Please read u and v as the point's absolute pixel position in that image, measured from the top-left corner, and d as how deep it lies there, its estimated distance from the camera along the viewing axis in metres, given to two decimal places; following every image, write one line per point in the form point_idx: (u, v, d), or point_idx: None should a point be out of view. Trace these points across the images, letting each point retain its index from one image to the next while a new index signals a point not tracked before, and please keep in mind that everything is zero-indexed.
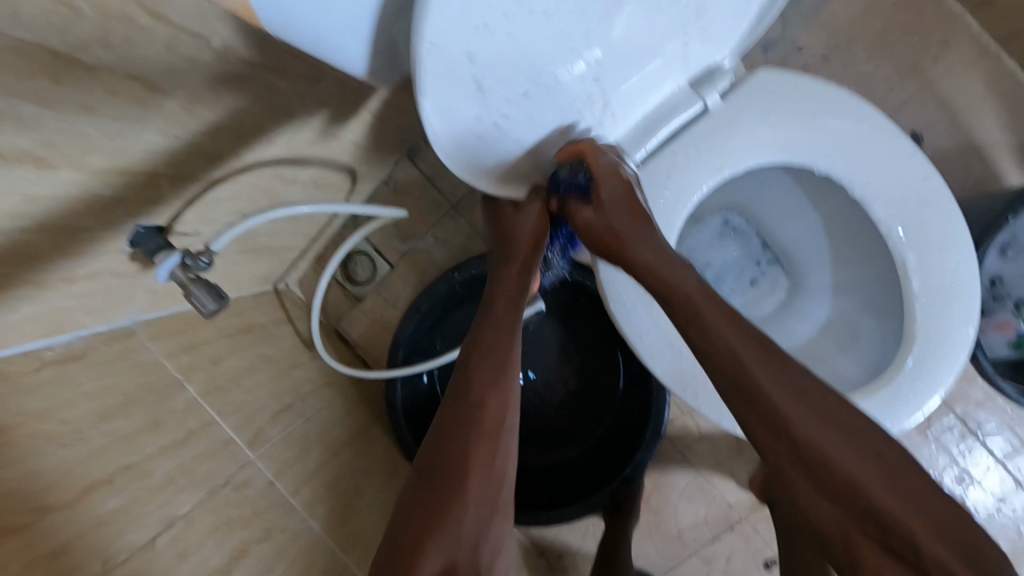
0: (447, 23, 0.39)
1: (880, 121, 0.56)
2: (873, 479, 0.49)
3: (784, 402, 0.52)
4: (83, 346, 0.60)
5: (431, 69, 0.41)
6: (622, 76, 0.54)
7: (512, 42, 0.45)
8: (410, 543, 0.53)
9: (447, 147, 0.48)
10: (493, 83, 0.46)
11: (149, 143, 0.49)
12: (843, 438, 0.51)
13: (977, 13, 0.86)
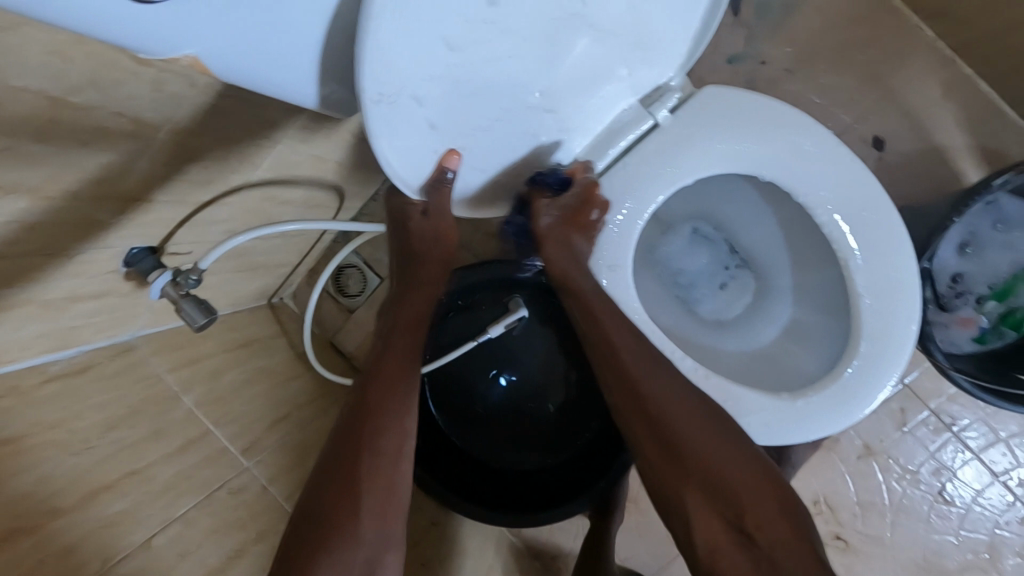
0: (395, 78, 0.42)
1: (820, 133, 0.60)
2: (745, 492, 0.53)
3: (675, 416, 0.57)
4: (88, 359, 0.66)
5: (382, 122, 0.44)
6: (576, 100, 0.58)
7: (459, 85, 0.47)
8: (313, 534, 0.53)
9: (405, 178, 0.51)
10: (444, 120, 0.49)
11: (141, 172, 0.54)
12: (721, 452, 0.55)
13: (931, 23, 0.89)
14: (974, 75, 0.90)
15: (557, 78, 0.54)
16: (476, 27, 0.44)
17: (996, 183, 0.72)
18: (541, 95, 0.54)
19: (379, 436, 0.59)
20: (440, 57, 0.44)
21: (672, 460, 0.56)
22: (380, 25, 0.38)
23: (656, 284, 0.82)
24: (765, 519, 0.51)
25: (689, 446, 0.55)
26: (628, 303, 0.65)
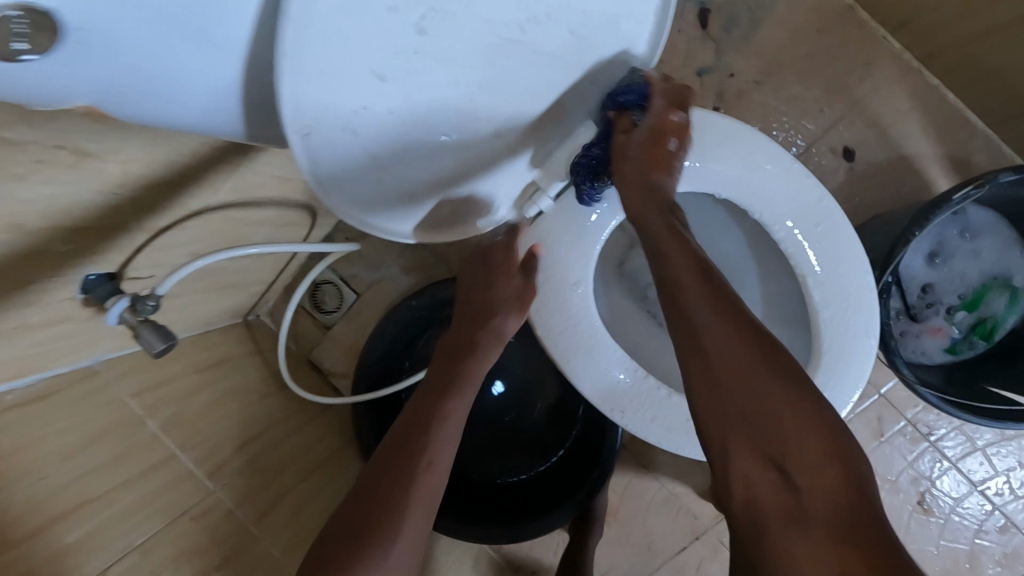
0: (320, 109, 0.42)
1: (775, 150, 0.60)
2: (804, 450, 0.45)
3: (729, 355, 0.47)
4: (46, 387, 0.64)
5: (309, 153, 0.44)
6: (533, 130, 0.57)
7: (397, 115, 0.46)
8: (359, 530, 0.53)
9: (345, 205, 0.51)
10: (385, 151, 0.48)
11: (89, 201, 0.53)
12: (781, 398, 0.46)
13: (896, 35, 0.89)
14: (941, 85, 0.90)
15: (515, 108, 0.53)
16: (409, 58, 0.43)
17: (956, 199, 0.70)
18: (493, 124, 0.53)
19: (425, 467, 0.57)
20: (371, 89, 0.43)
21: (722, 409, 0.47)
22: (295, 59, 0.38)
23: (621, 298, 0.83)
24: (821, 476, 0.44)
25: (743, 391, 0.46)
26: (589, 322, 0.65)
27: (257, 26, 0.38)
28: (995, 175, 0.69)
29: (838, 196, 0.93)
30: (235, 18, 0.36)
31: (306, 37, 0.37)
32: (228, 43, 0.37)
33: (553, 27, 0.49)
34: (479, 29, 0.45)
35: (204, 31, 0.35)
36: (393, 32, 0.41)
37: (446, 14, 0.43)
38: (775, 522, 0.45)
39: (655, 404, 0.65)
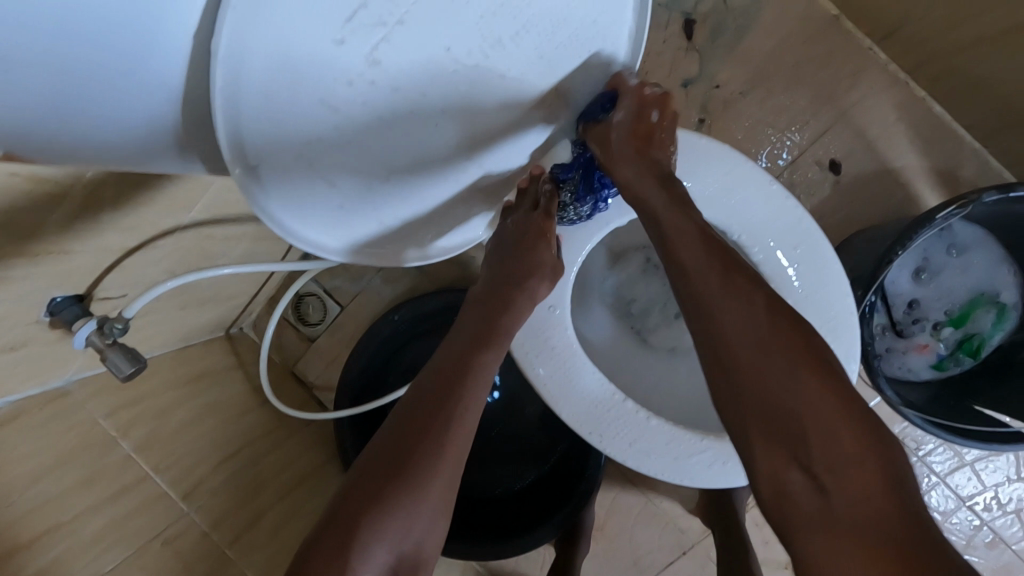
0: (267, 146, 0.40)
1: (754, 170, 0.59)
2: (836, 447, 0.40)
3: (747, 342, 0.44)
4: (14, 411, 0.62)
5: (262, 191, 0.42)
6: (501, 151, 0.55)
7: (356, 145, 0.44)
8: (368, 490, 0.47)
9: (307, 237, 0.48)
10: (346, 181, 0.46)
11: (49, 226, 0.52)
12: (803, 389, 0.42)
13: (883, 46, 0.88)
14: (928, 96, 0.89)
15: (481, 129, 0.51)
16: (363, 88, 0.41)
17: (939, 218, 0.69)
18: (461, 147, 0.51)
19: (455, 424, 0.50)
20: (324, 123, 0.41)
21: (738, 401, 0.43)
22: (232, 98, 0.36)
23: (602, 315, 0.82)
24: (854, 474, 0.40)
25: (760, 380, 0.43)
26: (566, 345, 0.65)
27: (190, 60, 0.36)
28: (978, 195, 0.68)
29: (824, 210, 0.92)
30: (166, 53, 0.34)
31: (242, 75, 0.35)
32: (160, 82, 0.35)
33: (517, 49, 0.46)
34: (437, 55, 0.43)
35: (134, 75, 0.33)
36: (342, 63, 0.39)
37: (401, 39, 0.40)
38: (807, 523, 0.40)
39: (629, 426, 0.64)
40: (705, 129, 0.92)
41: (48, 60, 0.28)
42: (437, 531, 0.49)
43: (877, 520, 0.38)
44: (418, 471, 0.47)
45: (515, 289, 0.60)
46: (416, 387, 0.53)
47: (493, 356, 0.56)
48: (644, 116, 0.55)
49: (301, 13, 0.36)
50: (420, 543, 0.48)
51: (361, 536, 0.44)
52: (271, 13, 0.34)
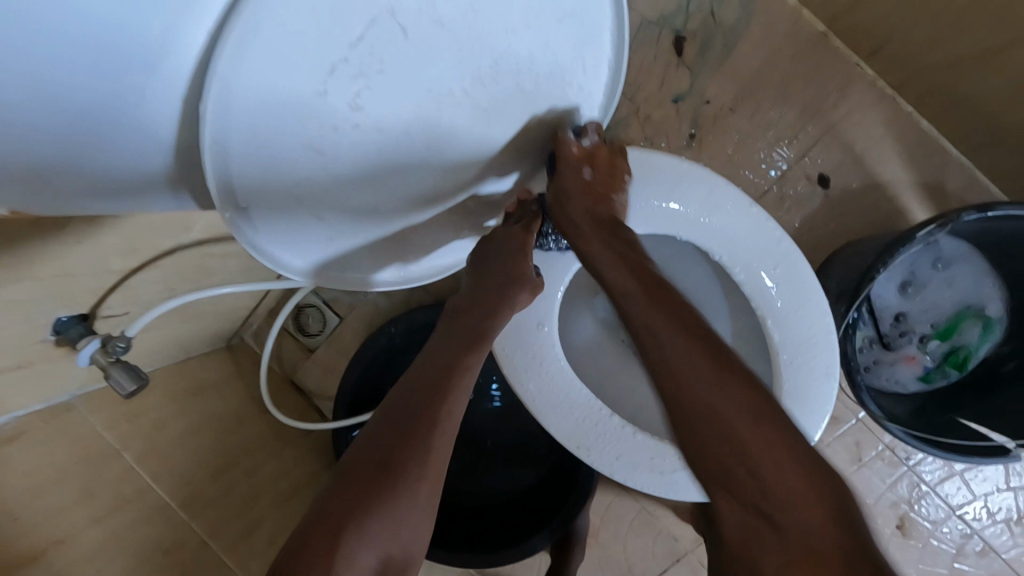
0: (256, 190, 0.43)
1: (735, 194, 0.61)
2: (770, 461, 0.42)
3: (687, 366, 0.46)
4: (20, 425, 0.65)
5: (252, 229, 0.45)
6: (485, 176, 0.57)
7: (341, 183, 0.47)
8: (356, 489, 0.45)
9: (286, 261, 0.51)
10: (333, 214, 0.49)
11: (53, 251, 0.54)
12: (743, 406, 0.44)
13: (870, 62, 0.89)
14: (915, 111, 0.90)
15: (463, 156, 0.52)
16: (347, 133, 0.43)
17: (919, 237, 0.70)
18: (444, 176, 0.53)
19: (443, 419, 0.50)
20: (312, 164, 0.44)
21: (683, 421, 0.46)
22: (221, 152, 0.38)
23: (592, 329, 0.83)
24: (794, 485, 0.41)
25: (703, 399, 0.45)
26: (555, 361, 0.66)
27: (181, 117, 0.38)
28: (958, 215, 0.69)
29: (812, 224, 0.94)
30: (156, 113, 0.36)
31: (230, 132, 0.38)
32: (150, 138, 0.37)
33: (497, 84, 0.48)
34: (420, 98, 0.45)
35: (124, 135, 0.35)
36: (325, 111, 0.41)
37: (382, 84, 0.42)
38: (754, 540, 0.42)
39: (617, 441, 0.65)
40: (695, 144, 0.95)
41: (43, 127, 0.30)
42: (423, 534, 0.47)
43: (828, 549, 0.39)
44: (410, 472, 0.46)
45: (501, 296, 0.60)
46: (402, 390, 0.52)
47: (476, 361, 0.56)
48: (585, 169, 0.57)
49: (283, 70, 0.38)
50: (409, 544, 0.46)
51: (351, 536, 0.43)
52: (254, 74, 0.36)
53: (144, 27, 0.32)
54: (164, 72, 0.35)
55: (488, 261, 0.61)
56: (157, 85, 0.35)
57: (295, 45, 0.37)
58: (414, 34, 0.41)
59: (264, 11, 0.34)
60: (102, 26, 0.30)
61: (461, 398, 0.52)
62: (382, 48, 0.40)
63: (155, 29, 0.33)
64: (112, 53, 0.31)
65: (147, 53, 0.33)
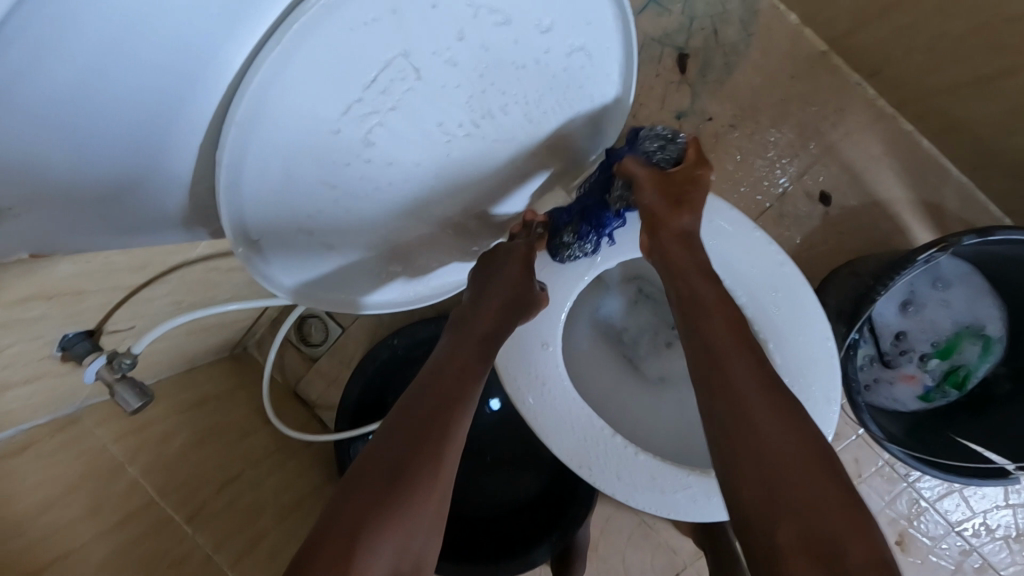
0: (269, 223, 0.45)
1: (739, 217, 0.63)
2: (785, 439, 0.44)
3: (730, 353, 0.50)
4: (28, 438, 0.65)
5: (264, 260, 0.48)
6: (489, 198, 0.59)
7: (351, 213, 0.49)
8: (368, 497, 0.45)
9: (284, 283, 0.52)
10: (341, 241, 0.51)
11: (63, 271, 0.54)
12: (775, 403, 0.47)
13: (871, 82, 0.90)
14: (914, 131, 0.91)
15: (470, 182, 0.54)
16: (360, 168, 0.45)
17: (919, 259, 0.71)
18: (450, 202, 0.55)
19: (453, 426, 0.50)
20: (324, 197, 0.46)
21: (716, 398, 0.48)
22: (237, 193, 0.40)
23: (593, 347, 0.83)
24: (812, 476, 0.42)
25: (738, 383, 0.48)
26: (557, 382, 0.67)
27: (198, 159, 0.39)
28: (957, 239, 0.70)
29: (814, 241, 0.94)
30: (172, 158, 0.38)
31: (246, 175, 0.40)
32: (165, 181, 0.39)
33: (505, 117, 0.49)
34: (430, 133, 0.46)
35: (140, 177, 0.37)
36: (340, 150, 0.43)
37: (394, 124, 0.43)
38: (767, 514, 0.42)
39: (618, 461, 0.66)
40: None
41: (68, 179, 0.32)
42: (433, 543, 0.47)
43: None
44: (419, 474, 0.47)
45: (507, 306, 0.60)
46: (413, 394, 0.53)
47: (483, 372, 0.56)
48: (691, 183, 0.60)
49: (299, 116, 0.38)
50: (422, 555, 0.46)
51: (365, 541, 0.43)
52: (271, 122, 0.37)
53: (173, 93, 0.33)
54: (188, 127, 0.36)
55: (491, 281, 0.61)
56: (178, 137, 0.37)
57: (311, 92, 0.37)
58: (427, 75, 0.41)
59: (283, 66, 0.34)
60: (138, 97, 0.32)
61: (469, 406, 0.53)
62: (396, 90, 0.41)
63: (184, 94, 0.34)
64: (141, 116, 0.33)
65: (173, 113, 0.35)
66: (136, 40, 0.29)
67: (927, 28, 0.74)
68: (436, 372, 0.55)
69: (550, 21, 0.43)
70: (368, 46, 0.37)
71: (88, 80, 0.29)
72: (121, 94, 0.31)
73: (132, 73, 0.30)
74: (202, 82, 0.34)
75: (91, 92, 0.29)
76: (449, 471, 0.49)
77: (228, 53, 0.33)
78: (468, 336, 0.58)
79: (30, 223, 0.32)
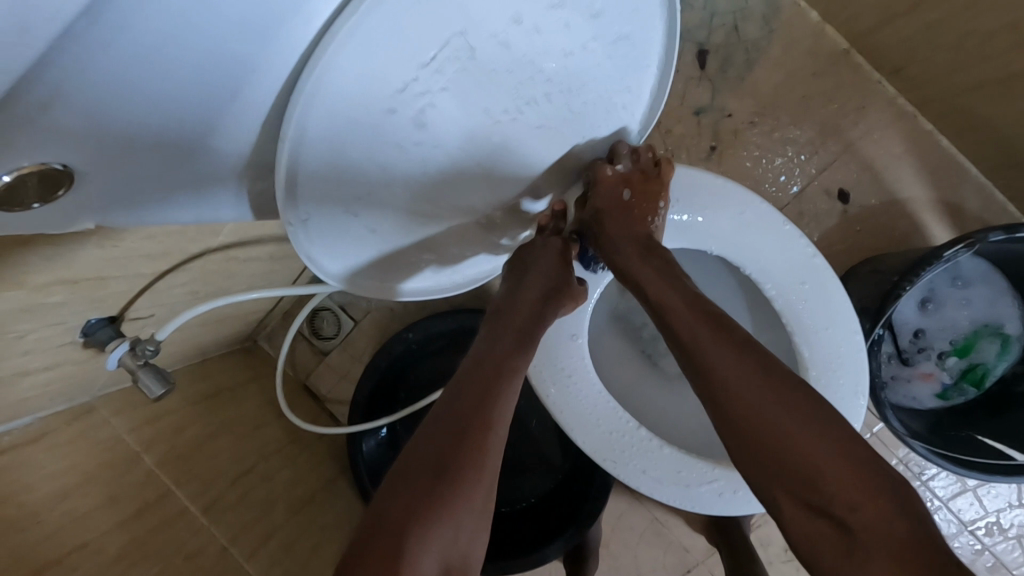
0: (317, 205, 0.45)
1: (769, 210, 0.63)
2: (774, 416, 0.46)
3: (748, 394, 0.47)
4: (43, 427, 0.64)
5: (311, 241, 0.48)
6: (524, 189, 0.58)
7: (397, 198, 0.49)
8: (413, 489, 0.45)
9: (323, 267, 0.51)
10: (384, 226, 0.52)
11: (90, 256, 0.54)
12: (811, 433, 0.45)
13: (892, 80, 0.90)
14: (934, 130, 0.91)
15: (510, 171, 0.54)
16: (410, 151, 0.45)
17: (946, 256, 0.71)
18: (487, 192, 0.55)
19: (494, 420, 0.50)
20: (373, 180, 0.46)
21: (742, 445, 0.47)
22: (293, 172, 0.41)
23: (613, 341, 0.83)
24: (868, 508, 0.41)
25: (766, 431, 0.46)
26: (585, 373, 0.67)
27: (254, 143, 0.39)
28: (984, 235, 0.69)
29: (832, 238, 0.95)
30: (228, 140, 0.37)
31: (305, 149, 0.40)
32: (219, 167, 0.39)
33: (549, 105, 0.49)
34: (477, 117, 0.46)
35: (199, 159, 0.37)
36: (392, 130, 0.42)
37: (445, 105, 0.43)
38: (810, 522, 0.43)
39: (642, 454, 0.66)
40: (716, 156, 0.95)
41: (133, 160, 0.32)
42: (479, 539, 0.47)
43: (910, 551, 0.39)
44: (464, 469, 0.47)
45: (546, 299, 0.60)
46: (445, 397, 0.52)
47: (522, 364, 0.56)
48: (624, 193, 0.61)
49: (359, 95, 0.39)
50: (467, 549, 0.46)
51: (412, 536, 0.43)
52: (332, 100, 0.37)
53: (239, 75, 0.33)
54: (249, 111, 0.36)
55: (526, 273, 0.61)
56: (239, 121, 0.36)
57: (371, 67, 0.37)
58: (481, 56, 0.41)
59: (351, 39, 0.35)
60: (206, 80, 0.32)
61: (507, 401, 0.52)
62: (450, 70, 0.40)
63: (252, 78, 0.34)
64: (208, 95, 0.33)
65: (237, 98, 0.35)
66: (217, 16, 0.29)
67: (957, 25, 0.74)
68: (468, 373, 0.54)
69: (600, 6, 0.44)
70: (429, 23, 0.37)
71: (168, 49, 0.28)
72: (197, 72, 0.31)
73: (208, 54, 0.30)
74: (265, 68, 0.34)
75: (169, 64, 0.29)
76: (492, 464, 0.49)
77: (294, 35, 0.33)
78: (504, 331, 0.58)
79: (89, 195, 0.32)
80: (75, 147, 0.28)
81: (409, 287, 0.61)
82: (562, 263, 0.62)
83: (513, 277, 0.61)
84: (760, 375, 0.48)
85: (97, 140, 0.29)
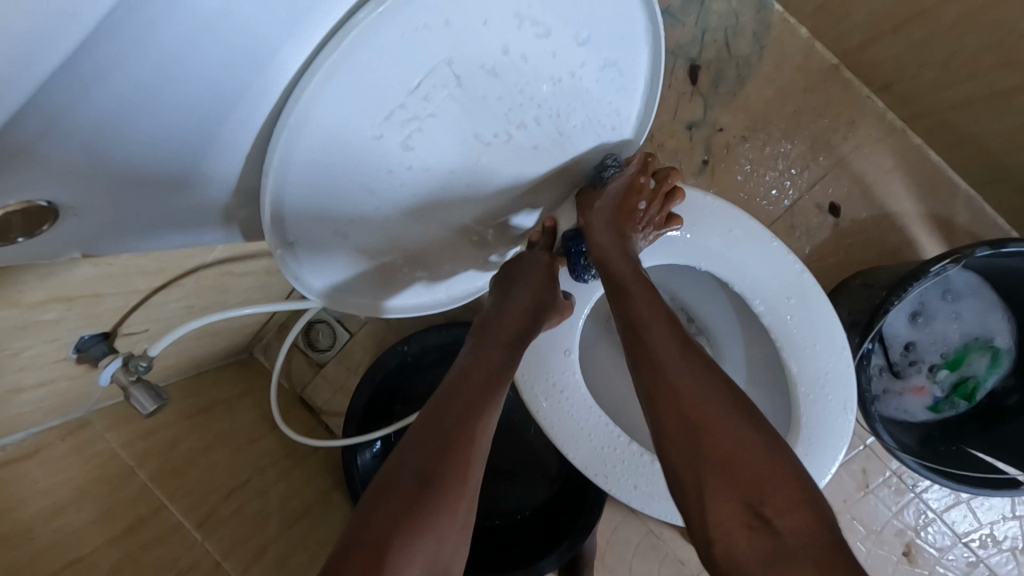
0: (306, 229, 0.46)
1: (757, 227, 0.63)
2: (724, 421, 0.46)
3: (702, 400, 0.48)
4: (37, 443, 0.64)
5: (299, 263, 0.49)
6: (512, 210, 0.59)
7: (386, 221, 0.50)
8: (399, 502, 0.45)
9: (310, 285, 0.52)
10: (374, 248, 0.52)
11: (85, 274, 0.54)
12: (757, 446, 0.46)
13: (880, 95, 0.91)
14: (923, 145, 0.92)
15: (499, 192, 0.55)
16: (401, 175, 0.46)
17: (933, 271, 0.72)
18: (476, 212, 0.56)
19: (478, 433, 0.51)
20: (367, 204, 0.47)
21: (688, 448, 0.47)
22: (282, 196, 0.42)
23: (607, 355, 0.84)
24: (795, 515, 0.43)
25: (714, 433, 0.46)
26: (576, 389, 0.67)
27: (243, 169, 0.40)
28: (971, 250, 0.70)
29: (823, 251, 0.95)
30: (218, 167, 0.38)
31: (293, 174, 0.40)
32: (206, 193, 0.40)
33: (538, 129, 0.50)
34: (465, 142, 0.46)
35: (185, 187, 0.38)
36: (381, 154, 0.43)
37: (433, 130, 0.44)
38: (734, 522, 0.44)
39: (631, 470, 0.66)
40: (708, 170, 0.96)
41: (116, 192, 0.33)
42: (462, 551, 0.48)
43: (824, 554, 0.41)
44: (449, 479, 0.47)
45: (530, 316, 0.61)
46: (430, 411, 0.52)
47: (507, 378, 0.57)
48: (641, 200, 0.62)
49: (345, 121, 0.39)
50: (449, 561, 0.47)
51: (394, 557, 0.43)
52: (320, 127, 0.38)
53: (226, 110, 0.34)
54: (235, 141, 0.37)
55: (513, 288, 0.61)
56: (226, 150, 0.37)
57: (357, 95, 0.38)
58: (469, 84, 0.42)
59: (339, 69, 0.35)
60: (192, 114, 0.32)
61: (492, 419, 0.53)
62: (436, 97, 0.41)
63: (238, 110, 0.35)
64: (198, 125, 0.34)
65: (223, 130, 0.35)
66: (199, 55, 0.29)
67: (942, 44, 0.75)
68: (450, 388, 0.54)
69: (586, 34, 0.45)
70: (416, 53, 0.38)
71: (156, 82, 0.29)
72: (183, 106, 0.32)
73: (192, 90, 0.31)
74: (254, 101, 0.35)
75: (156, 100, 0.30)
76: (474, 477, 0.49)
77: (281, 67, 0.34)
78: (494, 345, 0.59)
79: (74, 225, 0.33)
80: (57, 183, 0.29)
81: (396, 305, 0.62)
82: (551, 285, 0.63)
83: (504, 292, 0.62)
84: (718, 385, 0.49)
85: (83, 177, 0.30)
